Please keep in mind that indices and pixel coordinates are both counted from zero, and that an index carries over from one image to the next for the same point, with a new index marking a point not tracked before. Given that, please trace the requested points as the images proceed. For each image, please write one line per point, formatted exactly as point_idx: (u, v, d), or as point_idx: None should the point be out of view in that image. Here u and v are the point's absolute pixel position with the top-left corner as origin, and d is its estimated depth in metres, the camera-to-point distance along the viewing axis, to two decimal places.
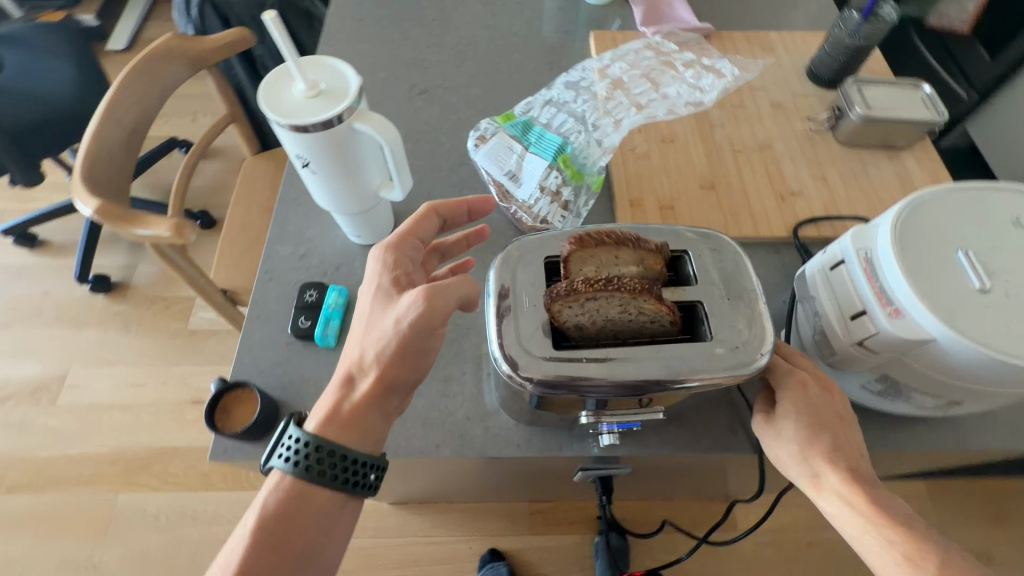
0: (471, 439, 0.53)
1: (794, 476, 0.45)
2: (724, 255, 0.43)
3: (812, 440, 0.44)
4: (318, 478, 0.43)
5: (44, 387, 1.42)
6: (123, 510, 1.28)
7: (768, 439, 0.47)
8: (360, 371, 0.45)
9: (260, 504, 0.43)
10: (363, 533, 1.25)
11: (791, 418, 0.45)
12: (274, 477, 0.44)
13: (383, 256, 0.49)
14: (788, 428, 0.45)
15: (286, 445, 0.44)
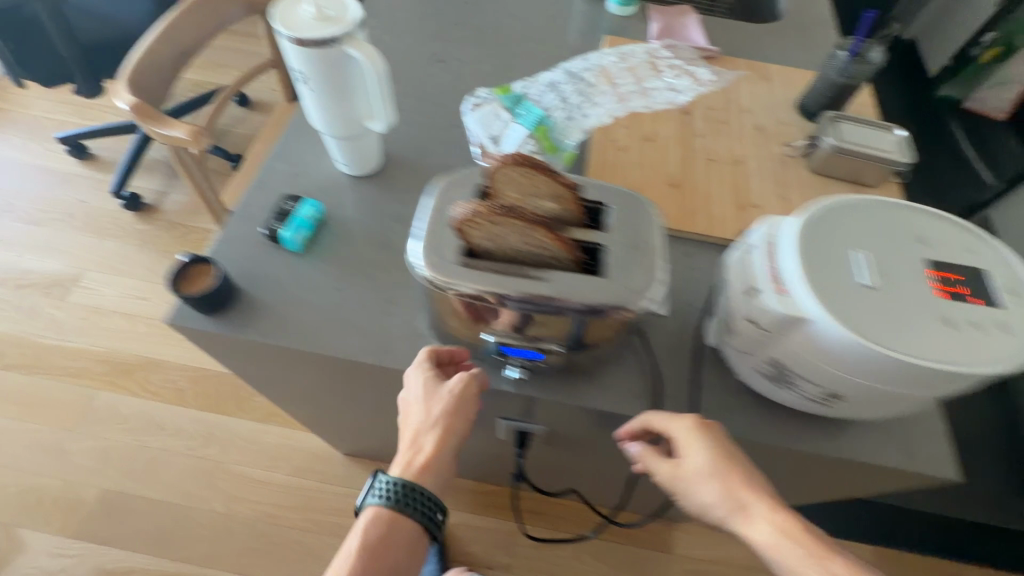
0: (396, 353, 0.58)
1: (721, 514, 0.48)
2: (639, 212, 0.47)
3: (722, 472, 0.48)
4: (406, 509, 0.52)
5: (59, 283, 1.53)
6: (100, 407, 1.36)
7: (682, 480, 0.50)
8: (422, 438, 0.54)
9: (358, 534, 0.52)
10: (311, 477, 1.30)
11: (698, 454, 0.49)
12: (367, 514, 0.53)
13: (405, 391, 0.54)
14: (700, 467, 0.49)
15: (381, 486, 0.53)
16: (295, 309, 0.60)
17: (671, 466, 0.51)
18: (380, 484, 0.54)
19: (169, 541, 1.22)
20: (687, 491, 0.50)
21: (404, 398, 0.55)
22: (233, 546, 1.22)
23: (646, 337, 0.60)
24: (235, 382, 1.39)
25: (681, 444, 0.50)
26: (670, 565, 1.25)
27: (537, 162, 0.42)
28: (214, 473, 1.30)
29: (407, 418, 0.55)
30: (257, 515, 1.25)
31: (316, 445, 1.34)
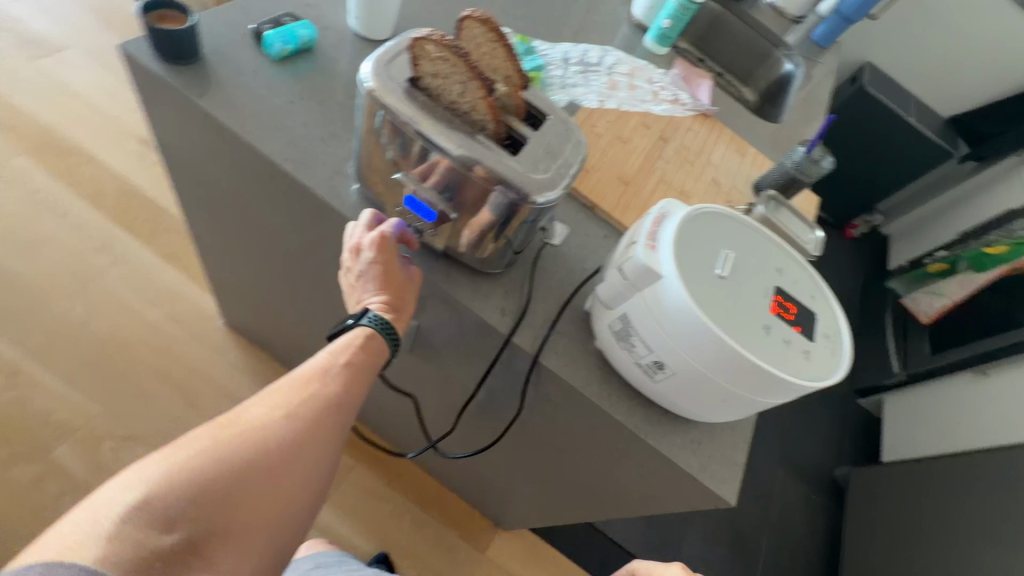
0: (312, 174, 0.60)
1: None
2: (569, 133, 0.52)
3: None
4: (389, 339, 0.56)
5: (39, 46, 1.47)
6: (16, 171, 1.30)
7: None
8: (392, 305, 0.56)
9: (345, 349, 0.55)
10: (180, 329, 1.24)
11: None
12: (356, 336, 0.55)
13: (368, 249, 0.54)
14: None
15: (372, 314, 0.55)
16: (244, 97, 0.62)
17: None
18: (368, 314, 0.55)
19: (10, 319, 1.14)
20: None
21: (363, 257, 0.54)
22: (67, 354, 1.14)
23: (533, 272, 0.64)
24: (158, 210, 1.35)
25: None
26: (477, 563, 1.23)
27: (503, 33, 0.50)
28: (90, 280, 1.23)
29: (366, 289, 0.55)
30: (110, 337, 1.18)
31: (204, 302, 1.28)
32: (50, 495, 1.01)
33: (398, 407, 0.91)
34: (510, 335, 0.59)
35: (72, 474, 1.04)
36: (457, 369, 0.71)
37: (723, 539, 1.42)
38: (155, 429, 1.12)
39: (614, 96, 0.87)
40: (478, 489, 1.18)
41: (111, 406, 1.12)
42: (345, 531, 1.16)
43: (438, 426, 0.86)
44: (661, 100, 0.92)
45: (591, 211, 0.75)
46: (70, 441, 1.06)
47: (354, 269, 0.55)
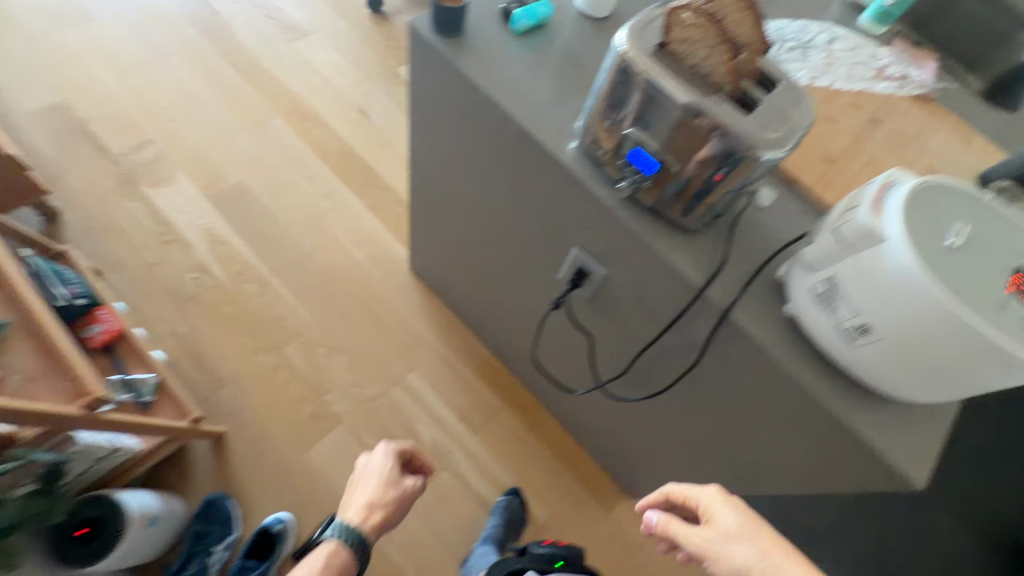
0: (543, 129, 0.71)
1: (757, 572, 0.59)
2: (800, 98, 0.55)
3: (740, 537, 0.62)
4: (354, 547, 0.77)
5: (294, 30, 1.81)
6: (272, 128, 1.62)
7: (715, 542, 0.63)
8: (367, 515, 0.80)
9: (316, 556, 0.75)
10: (376, 269, 1.48)
11: (730, 518, 0.64)
12: (327, 544, 0.76)
13: (375, 456, 0.87)
14: (728, 528, 0.63)
15: (338, 526, 0.78)
16: (493, 64, 0.74)
17: (704, 529, 0.65)
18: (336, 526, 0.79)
19: (262, 242, 1.44)
20: (721, 553, 0.62)
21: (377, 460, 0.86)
22: (297, 275, 1.42)
23: (730, 234, 0.68)
24: (368, 170, 1.61)
25: (710, 510, 0.66)
26: (602, 518, 1.31)
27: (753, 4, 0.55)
28: (317, 220, 1.51)
29: (349, 502, 0.82)
30: (327, 267, 1.45)
31: (396, 249, 1.51)
32: (281, 381, 1.29)
33: (562, 350, 0.99)
34: (705, 288, 0.64)
35: (296, 368, 1.31)
36: (636, 319, 0.78)
37: None
38: (354, 346, 1.37)
39: (827, 74, 0.85)
40: (617, 449, 1.24)
41: (324, 321, 1.38)
42: (489, 462, 1.31)
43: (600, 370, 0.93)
44: (881, 80, 0.87)
45: (790, 185, 0.75)
46: (296, 343, 1.34)
47: (359, 477, 0.85)
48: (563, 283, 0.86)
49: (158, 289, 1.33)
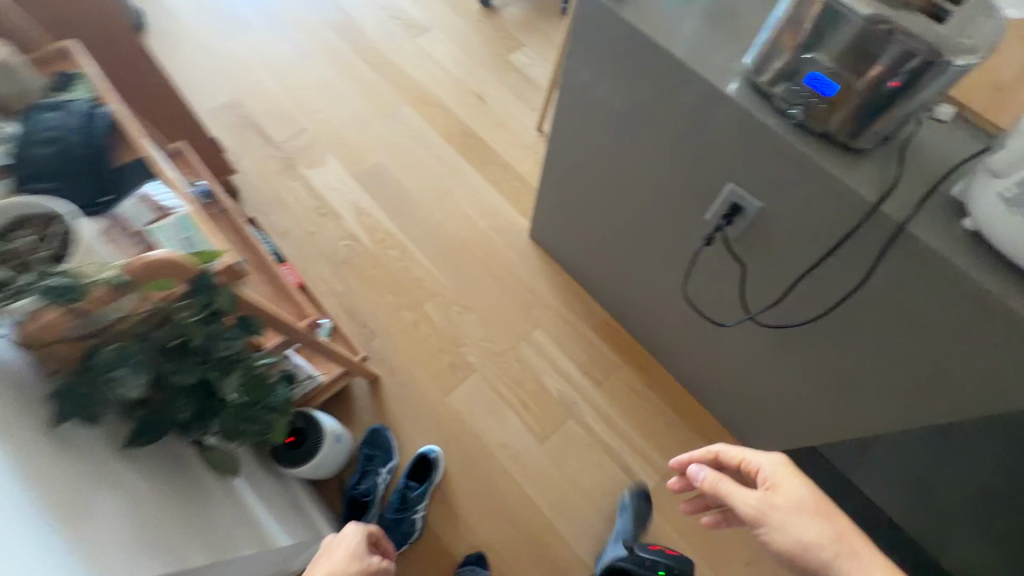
0: (709, 72, 0.80)
1: (826, 547, 0.63)
2: (984, 15, 0.61)
3: (806, 509, 0.65)
4: None
5: (416, 28, 1.99)
6: (402, 115, 1.80)
7: (780, 509, 0.66)
8: None
9: None
10: (500, 238, 1.60)
11: (797, 489, 0.67)
12: None
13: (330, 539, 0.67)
14: (794, 497, 0.66)
15: None
16: (654, 20, 0.85)
17: (767, 493, 0.67)
18: None
19: (399, 214, 1.61)
20: (785, 519, 0.65)
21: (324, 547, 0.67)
22: (431, 242, 1.57)
23: (901, 155, 0.73)
24: (487, 149, 1.74)
25: (774, 477, 0.69)
26: None
27: None
28: (445, 195, 1.65)
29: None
30: (456, 236, 1.59)
31: (517, 220, 1.62)
32: (423, 334, 1.44)
33: (709, 287, 1.07)
34: (879, 204, 0.70)
35: (435, 323, 1.45)
36: (795, 247, 0.83)
37: None
38: (484, 305, 1.49)
39: None
40: (746, 404, 1.26)
41: (457, 283, 1.51)
42: (612, 414, 1.38)
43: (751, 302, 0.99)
44: None
45: (961, 113, 0.76)
46: (434, 302, 1.48)
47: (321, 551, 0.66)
48: (709, 229, 0.94)
49: (319, 254, 1.53)
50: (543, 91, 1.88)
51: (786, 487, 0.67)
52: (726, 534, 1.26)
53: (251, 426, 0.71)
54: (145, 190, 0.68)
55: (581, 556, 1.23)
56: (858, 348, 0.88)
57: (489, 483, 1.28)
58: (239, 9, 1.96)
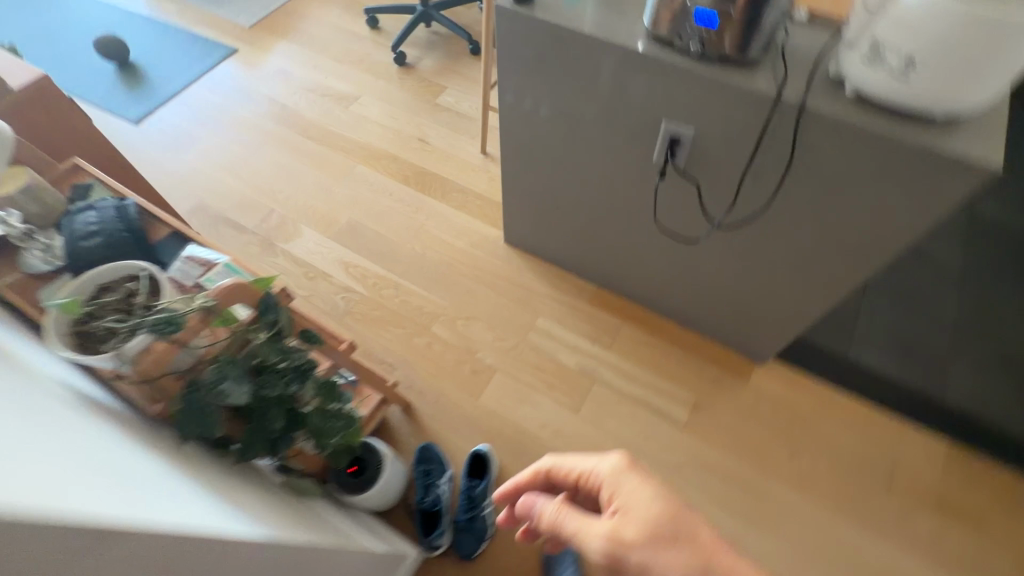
0: (618, 38, 0.97)
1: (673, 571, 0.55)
2: None
3: (661, 529, 0.58)
4: None
5: (346, 98, 2.16)
6: (357, 173, 1.94)
7: (624, 533, 0.59)
8: None
9: None
10: (479, 250, 1.72)
11: (639, 502, 0.61)
12: None
13: None
14: (643, 514, 0.60)
15: None
16: (562, 12, 1.02)
17: (610, 516, 0.61)
18: None
19: (382, 257, 1.71)
20: (628, 541, 0.59)
21: None
22: (419, 272, 1.68)
23: (783, 56, 0.91)
24: (443, 180, 1.90)
25: (615, 489, 0.63)
26: (747, 387, 1.45)
27: None
28: (418, 228, 1.78)
29: None
30: (440, 260, 1.70)
31: (489, 231, 1.76)
32: (438, 353, 1.52)
33: (678, 215, 1.22)
34: (780, 94, 0.87)
35: (445, 340, 1.54)
36: (730, 155, 1.00)
37: (992, 370, 1.45)
38: (485, 311, 1.59)
39: None
40: (744, 317, 1.39)
41: (453, 300, 1.62)
42: (629, 368, 1.49)
43: (714, 213, 1.14)
44: None
45: (816, 15, 0.95)
46: (440, 321, 1.57)
47: None
48: (659, 167, 1.11)
49: (319, 312, 1.61)
50: (477, 121, 2.07)
51: (624, 507, 0.61)
52: (764, 438, 1.37)
53: (332, 426, 0.79)
54: (188, 252, 0.77)
55: None
56: (811, 221, 1.04)
57: (542, 463, 1.35)
58: (179, 125, 2.09)
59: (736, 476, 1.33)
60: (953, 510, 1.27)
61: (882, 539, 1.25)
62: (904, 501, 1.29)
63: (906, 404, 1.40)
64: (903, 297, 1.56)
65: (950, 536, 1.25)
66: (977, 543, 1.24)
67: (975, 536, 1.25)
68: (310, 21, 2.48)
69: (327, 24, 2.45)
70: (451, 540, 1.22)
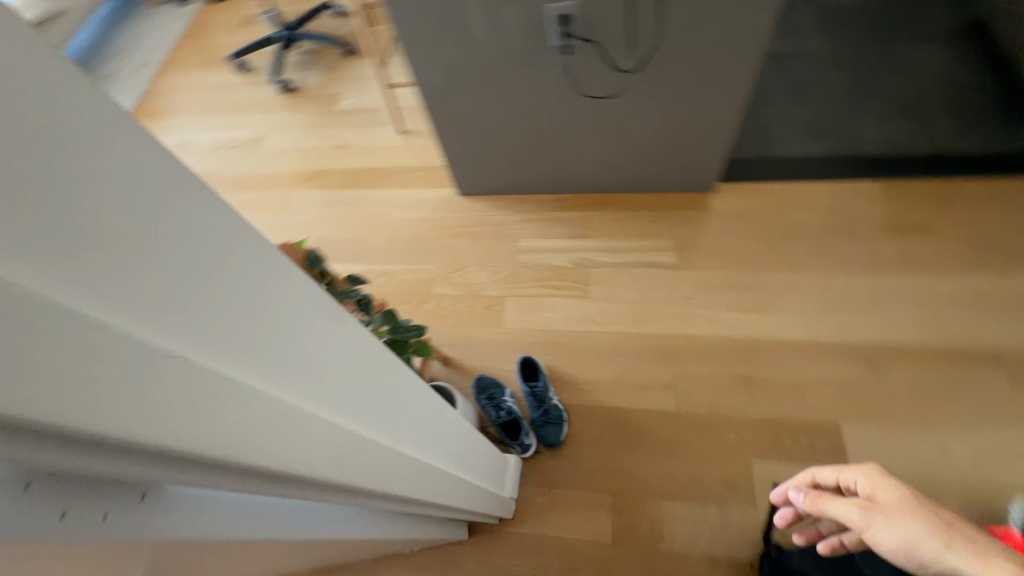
0: None
1: (926, 545, 0.65)
2: None
3: (914, 505, 0.68)
4: None
5: (254, 142, 2.19)
6: (298, 199, 1.98)
7: (882, 512, 0.69)
8: None
9: None
10: (441, 212, 1.83)
11: (892, 493, 0.70)
12: None
13: None
14: (892, 501, 0.69)
15: None
16: None
17: (864, 502, 0.71)
18: None
19: (360, 256, 1.79)
20: (884, 521, 0.68)
21: None
22: (399, 253, 1.77)
23: None
24: (380, 170, 1.98)
25: (871, 487, 0.72)
26: (712, 213, 1.64)
27: None
28: (379, 219, 1.86)
29: None
30: (412, 234, 1.80)
31: (441, 193, 1.87)
32: (450, 307, 1.63)
33: (597, 83, 1.39)
34: None
35: (450, 294, 1.65)
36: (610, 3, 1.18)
37: (890, 112, 1.69)
38: (472, 256, 1.71)
39: None
40: (684, 154, 1.56)
41: (441, 260, 1.72)
42: (614, 243, 1.65)
43: (622, 60, 1.31)
44: None
45: None
46: (438, 283, 1.68)
47: None
48: (562, 49, 1.30)
49: None
50: (382, 109, 2.16)
51: (874, 494, 0.71)
52: (744, 244, 1.57)
53: (407, 342, 0.90)
54: None
55: (677, 333, 1.47)
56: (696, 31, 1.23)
57: (581, 347, 1.50)
58: None
59: (737, 283, 1.51)
60: (907, 226, 1.51)
61: (866, 273, 1.46)
62: (869, 239, 1.51)
63: (837, 167, 1.63)
64: (797, 90, 1.79)
65: (913, 244, 1.48)
66: (935, 240, 1.47)
67: (931, 235, 1.49)
68: (179, 92, 2.47)
69: (198, 86, 2.45)
70: (537, 437, 1.36)
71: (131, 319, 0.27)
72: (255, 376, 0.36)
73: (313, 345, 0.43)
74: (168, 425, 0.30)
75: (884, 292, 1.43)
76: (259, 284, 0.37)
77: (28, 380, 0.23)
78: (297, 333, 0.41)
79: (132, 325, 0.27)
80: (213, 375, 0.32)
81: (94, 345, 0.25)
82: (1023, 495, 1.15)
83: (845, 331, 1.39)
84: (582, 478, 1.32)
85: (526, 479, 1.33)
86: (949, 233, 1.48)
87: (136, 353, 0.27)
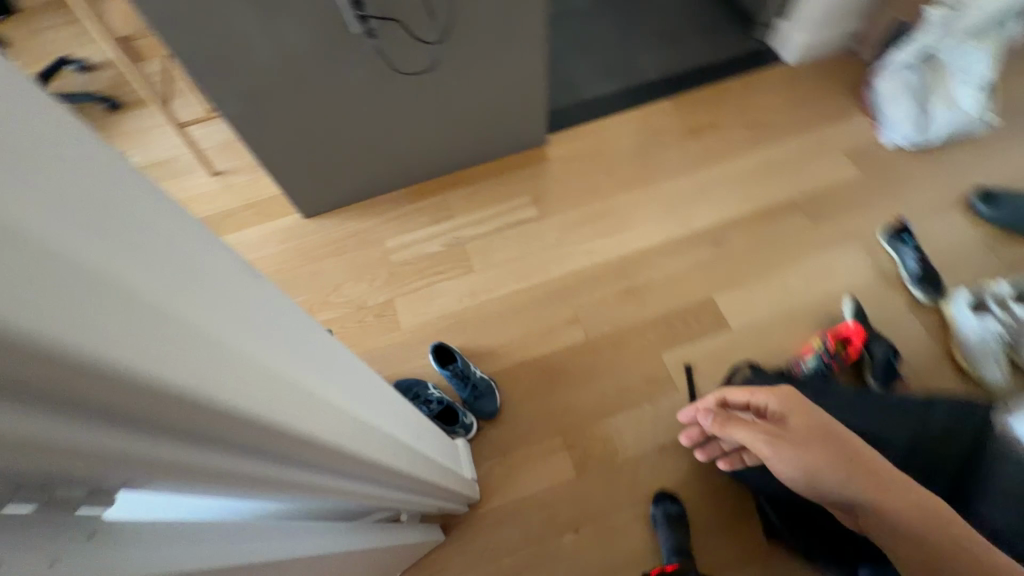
0: None
1: (812, 462, 0.85)
2: None
3: (810, 433, 0.89)
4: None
5: None
6: None
7: (784, 436, 0.90)
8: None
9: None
10: (292, 239, 1.69)
11: (797, 422, 0.92)
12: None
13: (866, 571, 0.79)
14: (792, 431, 0.90)
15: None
16: None
17: (771, 429, 0.92)
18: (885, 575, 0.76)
19: None
20: (783, 444, 0.89)
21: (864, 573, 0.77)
22: None
23: None
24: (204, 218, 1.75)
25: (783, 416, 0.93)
26: (552, 161, 1.78)
27: None
28: None
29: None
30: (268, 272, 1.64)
31: (285, 220, 1.72)
32: (339, 328, 1.52)
33: (407, 60, 1.37)
34: None
35: (335, 316, 1.54)
36: None
37: (657, 42, 1.99)
38: (343, 271, 1.62)
39: None
40: (511, 115, 1.66)
41: (311, 287, 1.60)
42: (477, 214, 1.69)
43: (425, 32, 1.31)
44: None
45: None
46: (317, 310, 1.56)
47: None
48: (364, 34, 1.26)
49: None
50: (183, 154, 1.90)
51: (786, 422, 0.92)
52: (587, 180, 1.73)
53: None
54: None
55: (563, 273, 1.57)
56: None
57: (484, 317, 1.52)
58: None
59: (594, 213, 1.67)
60: (700, 127, 1.80)
61: (687, 172, 1.71)
62: (678, 146, 1.77)
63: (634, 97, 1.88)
64: (582, 40, 2.00)
65: (709, 139, 1.77)
66: (723, 132, 1.78)
67: (719, 129, 1.79)
68: None
69: None
70: (474, 414, 1.35)
71: (119, 264, 0.25)
72: (235, 335, 0.34)
73: (272, 316, 0.42)
74: (156, 369, 0.26)
75: (705, 182, 1.69)
76: (211, 255, 0.36)
77: (70, 331, 0.22)
78: (256, 305, 0.40)
79: (136, 284, 0.26)
80: (210, 336, 0.31)
81: (109, 298, 0.24)
82: (841, 297, 1.47)
83: (689, 223, 1.62)
84: (530, 432, 1.35)
85: (480, 457, 1.33)
86: (731, 124, 1.80)
87: (146, 307, 0.26)
